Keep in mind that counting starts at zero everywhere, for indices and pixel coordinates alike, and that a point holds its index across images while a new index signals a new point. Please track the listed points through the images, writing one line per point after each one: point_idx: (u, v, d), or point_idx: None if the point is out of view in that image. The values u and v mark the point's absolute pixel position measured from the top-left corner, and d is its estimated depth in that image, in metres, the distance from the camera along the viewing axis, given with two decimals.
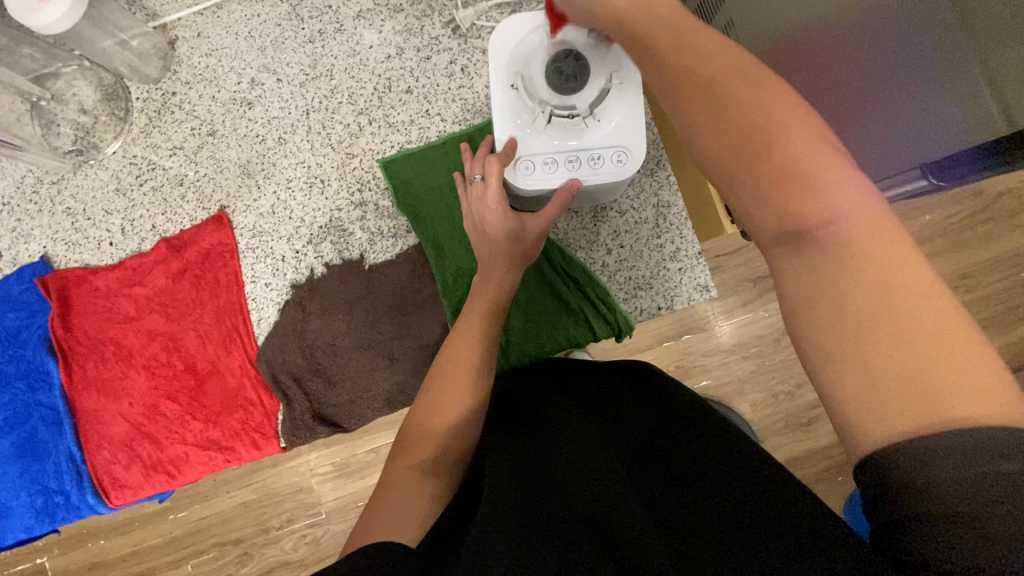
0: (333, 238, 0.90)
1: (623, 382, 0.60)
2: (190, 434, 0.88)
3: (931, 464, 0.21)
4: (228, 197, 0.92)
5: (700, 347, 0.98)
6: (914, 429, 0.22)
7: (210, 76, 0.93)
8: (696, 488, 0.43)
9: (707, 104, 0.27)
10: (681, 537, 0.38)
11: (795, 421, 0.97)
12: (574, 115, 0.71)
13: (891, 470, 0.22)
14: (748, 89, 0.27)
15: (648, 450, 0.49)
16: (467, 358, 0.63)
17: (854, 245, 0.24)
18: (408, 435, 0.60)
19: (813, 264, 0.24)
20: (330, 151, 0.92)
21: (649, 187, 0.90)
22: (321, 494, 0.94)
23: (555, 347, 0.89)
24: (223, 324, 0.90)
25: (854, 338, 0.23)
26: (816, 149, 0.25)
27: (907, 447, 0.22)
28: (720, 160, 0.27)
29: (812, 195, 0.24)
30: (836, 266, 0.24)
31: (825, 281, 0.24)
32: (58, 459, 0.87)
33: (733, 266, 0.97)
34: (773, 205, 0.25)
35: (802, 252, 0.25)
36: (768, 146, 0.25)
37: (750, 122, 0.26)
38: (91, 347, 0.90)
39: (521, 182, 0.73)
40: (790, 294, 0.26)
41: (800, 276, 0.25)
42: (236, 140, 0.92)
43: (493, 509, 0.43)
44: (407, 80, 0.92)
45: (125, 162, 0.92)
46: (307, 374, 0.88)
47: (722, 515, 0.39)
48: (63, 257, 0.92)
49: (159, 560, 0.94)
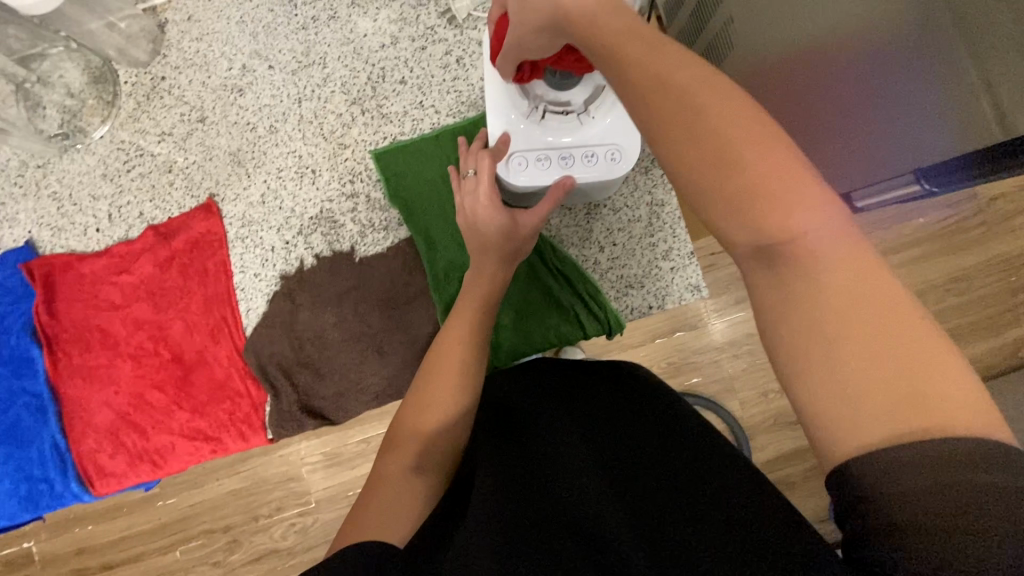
0: (324, 230, 0.90)
1: (598, 377, 0.60)
2: (176, 423, 0.87)
3: (902, 478, 0.21)
4: (217, 185, 0.91)
5: (690, 344, 0.97)
6: (896, 441, 0.21)
7: (200, 61, 0.91)
8: (664, 485, 0.44)
9: (675, 121, 0.25)
10: (651, 529, 0.40)
11: (783, 419, 0.97)
12: (568, 112, 0.71)
13: (859, 480, 0.22)
14: (710, 96, 0.25)
15: (619, 450, 0.49)
16: (455, 358, 0.63)
17: (828, 257, 0.23)
18: (396, 434, 0.59)
19: (779, 278, 0.24)
20: (322, 141, 0.91)
21: (643, 185, 0.90)
22: (310, 484, 0.93)
23: (544, 344, 0.88)
24: (212, 314, 0.89)
25: (832, 351, 0.22)
26: (788, 165, 0.24)
27: (886, 459, 0.21)
28: (688, 179, 0.25)
29: (780, 211, 0.23)
30: (809, 279, 0.23)
31: (803, 293, 0.23)
32: (42, 446, 0.86)
33: (726, 264, 0.96)
34: (746, 218, 0.24)
35: (779, 263, 0.24)
36: (737, 160, 0.24)
37: (713, 132, 0.24)
38: (77, 335, 0.89)
39: (513, 178, 0.73)
40: (768, 310, 0.24)
41: (775, 289, 0.24)
42: (227, 127, 0.91)
43: (484, 509, 0.44)
44: (401, 71, 0.91)
45: (112, 147, 0.91)
46: (295, 366, 0.88)
47: (694, 508, 0.41)
48: (48, 242, 0.91)
49: (150, 545, 0.93)
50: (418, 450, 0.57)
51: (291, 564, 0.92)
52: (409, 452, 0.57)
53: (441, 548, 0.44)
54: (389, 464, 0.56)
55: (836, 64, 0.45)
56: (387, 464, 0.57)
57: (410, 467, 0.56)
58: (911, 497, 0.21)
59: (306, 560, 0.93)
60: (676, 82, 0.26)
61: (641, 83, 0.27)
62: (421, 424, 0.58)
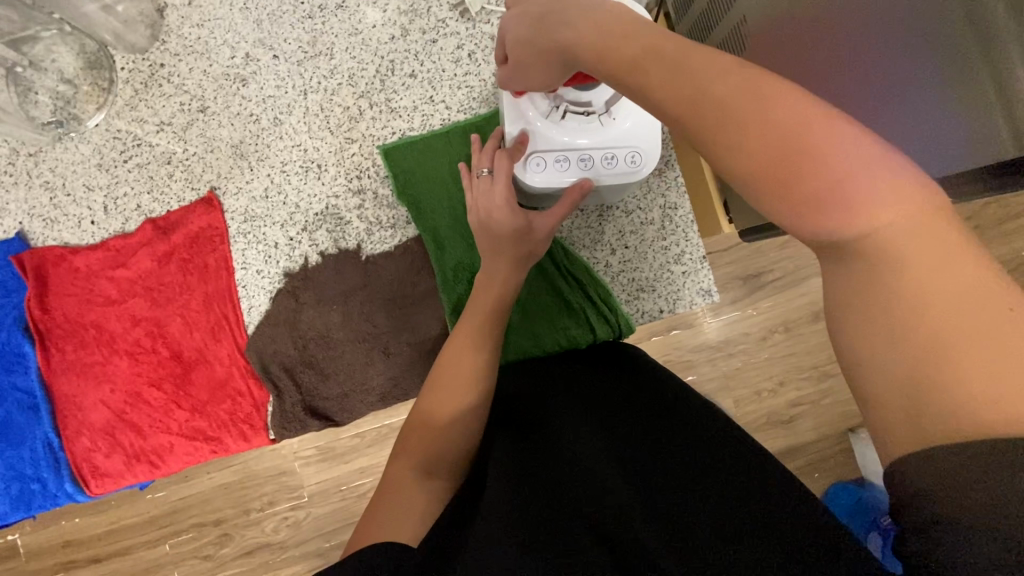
0: (329, 226, 0.86)
1: (621, 377, 0.61)
2: (175, 423, 0.84)
3: (948, 482, 0.22)
4: (219, 178, 0.88)
5: (687, 342, 0.98)
6: (940, 439, 0.22)
7: (201, 49, 0.87)
8: (683, 486, 0.44)
9: (723, 125, 0.25)
10: (665, 520, 0.41)
11: (777, 418, 0.98)
12: (589, 113, 0.70)
13: (908, 480, 0.23)
14: (761, 102, 0.25)
15: (640, 443, 0.50)
16: (469, 361, 0.61)
17: (885, 256, 0.23)
18: (410, 428, 0.58)
19: (846, 270, 0.24)
20: (329, 134, 0.88)
21: (657, 188, 0.89)
22: (304, 478, 0.90)
23: (554, 347, 0.86)
24: (212, 312, 0.86)
25: (876, 351, 0.23)
26: (851, 158, 0.23)
27: (924, 459, 0.22)
28: (745, 186, 0.26)
29: (843, 207, 0.23)
30: (867, 272, 0.24)
31: (855, 294, 0.24)
32: (34, 445, 0.83)
33: (723, 263, 0.97)
34: (808, 219, 0.24)
35: (839, 262, 0.24)
36: (804, 163, 0.24)
37: (778, 138, 0.24)
38: (70, 331, 0.86)
39: (531, 178, 0.71)
40: (832, 308, 0.25)
41: (837, 287, 0.25)
42: (229, 118, 0.88)
43: (501, 493, 0.45)
44: (411, 64, 0.88)
45: (108, 135, 0.87)
46: (299, 366, 0.85)
47: (711, 506, 0.41)
48: (40, 235, 0.87)
49: (137, 539, 0.91)
50: (429, 455, 0.55)
51: (282, 559, 0.91)
52: (417, 453, 0.55)
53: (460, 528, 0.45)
54: (397, 466, 0.55)
55: (864, 74, 0.44)
56: (396, 469, 0.55)
57: (422, 472, 0.54)
58: (963, 498, 0.22)
59: (298, 554, 0.91)
60: (729, 88, 0.26)
61: (697, 94, 0.26)
62: (435, 416, 0.57)
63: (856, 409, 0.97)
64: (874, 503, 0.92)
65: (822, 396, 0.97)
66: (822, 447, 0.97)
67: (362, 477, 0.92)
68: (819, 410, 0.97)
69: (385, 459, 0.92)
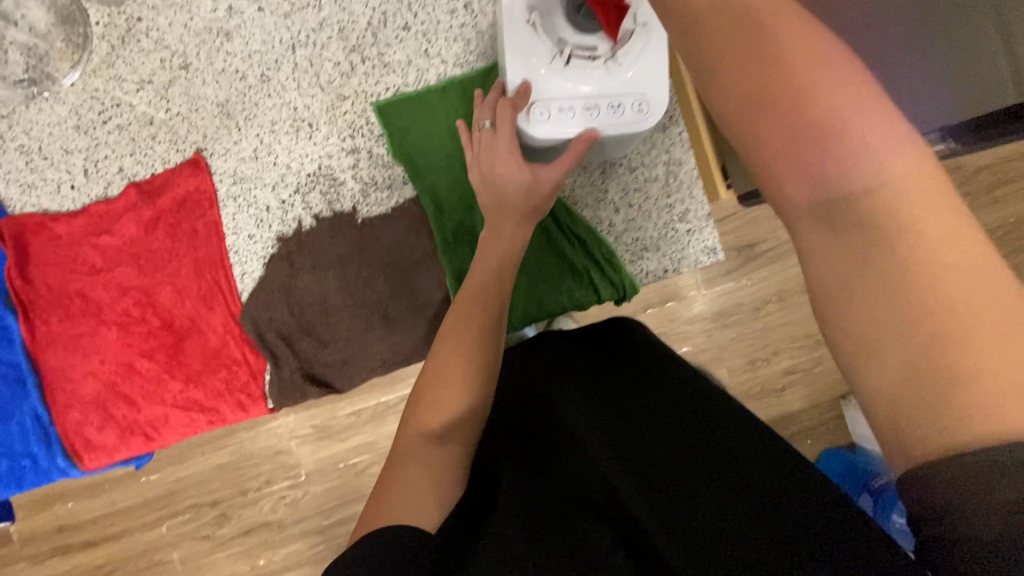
0: (322, 187, 0.83)
1: (602, 338, 0.59)
2: (169, 394, 0.81)
3: (968, 489, 0.20)
4: (205, 139, 0.83)
5: (682, 314, 0.96)
6: (953, 440, 0.21)
7: (181, 1, 0.82)
8: (685, 476, 0.45)
9: (744, 51, 0.24)
10: (668, 515, 0.43)
11: (770, 387, 0.97)
12: (595, 57, 0.67)
13: (934, 490, 0.21)
14: (760, 32, 0.24)
15: (638, 426, 0.50)
16: (473, 319, 0.58)
17: (889, 224, 0.22)
18: (416, 401, 0.54)
19: (839, 241, 0.23)
20: (320, 92, 0.84)
21: (661, 144, 0.86)
22: (300, 457, 0.89)
23: (557, 309, 0.85)
24: (203, 279, 0.83)
25: (875, 325, 0.22)
26: (841, 96, 0.22)
27: (949, 463, 0.21)
28: (754, 127, 0.23)
29: (842, 158, 0.22)
30: (863, 247, 0.22)
31: (849, 261, 0.22)
32: (22, 420, 0.79)
33: (723, 232, 0.95)
34: (799, 170, 0.22)
35: (826, 223, 0.23)
36: (797, 90, 0.22)
37: (776, 69, 0.23)
38: (54, 301, 0.82)
39: (534, 130, 0.68)
40: (815, 267, 0.24)
41: (824, 255, 0.23)
42: (213, 75, 0.83)
43: (512, 498, 0.49)
44: (404, 16, 0.84)
45: (85, 95, 0.82)
46: (296, 333, 0.83)
47: (711, 501, 0.43)
48: (17, 201, 0.83)
49: (132, 523, 0.88)
50: (445, 419, 0.51)
51: (280, 537, 0.89)
52: (433, 417, 0.52)
53: (476, 532, 0.47)
54: (407, 434, 0.51)
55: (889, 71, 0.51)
56: (409, 434, 0.51)
57: (433, 436, 0.50)
58: (976, 497, 0.20)
59: (296, 532, 0.90)
60: (771, 36, 0.23)
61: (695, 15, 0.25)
62: (444, 394, 0.53)
63: None
64: (865, 468, 0.92)
65: (815, 364, 0.97)
66: (816, 414, 0.97)
67: (358, 455, 0.89)
68: (811, 378, 0.97)
69: (382, 436, 0.90)
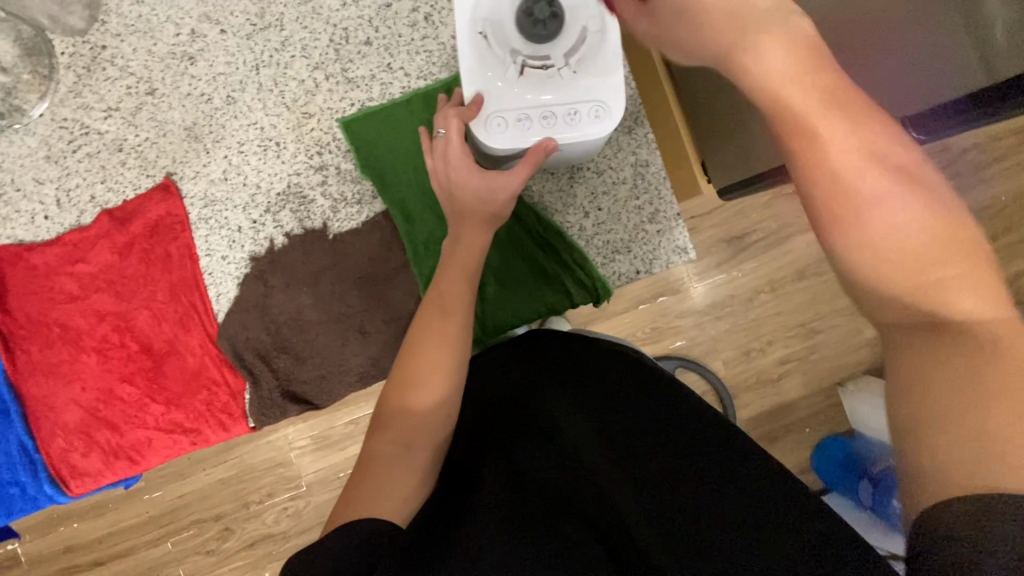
0: (293, 206, 0.84)
1: (596, 351, 0.59)
2: (150, 417, 0.82)
3: (968, 524, 0.23)
4: (174, 163, 0.84)
5: (673, 308, 0.96)
6: (967, 484, 0.23)
7: (144, 27, 0.83)
8: (678, 486, 0.44)
9: (825, 174, 0.27)
10: (662, 523, 0.42)
11: (766, 376, 0.96)
12: (548, 66, 0.64)
13: (945, 523, 0.23)
14: (851, 155, 0.27)
15: (625, 434, 0.49)
16: (444, 329, 0.57)
17: (955, 329, 0.25)
18: (385, 413, 0.54)
19: (914, 338, 0.26)
20: (285, 110, 0.84)
21: (626, 146, 0.86)
22: (300, 468, 0.90)
23: (530, 314, 0.86)
24: (179, 301, 0.83)
25: (921, 394, 0.25)
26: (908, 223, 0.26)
27: (960, 501, 0.23)
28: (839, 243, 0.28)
29: (918, 279, 0.26)
30: (933, 344, 0.26)
31: (921, 346, 0.26)
32: (8, 449, 0.80)
33: (708, 226, 0.94)
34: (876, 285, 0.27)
35: (905, 325, 0.27)
36: (871, 212, 0.27)
37: (859, 188, 0.27)
38: (33, 330, 0.82)
39: (493, 141, 0.66)
40: (893, 347, 0.27)
41: (906, 340, 0.27)
42: (179, 99, 0.83)
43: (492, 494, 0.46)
44: (365, 31, 0.84)
45: (53, 125, 0.83)
46: (273, 351, 0.83)
47: (716, 516, 0.41)
48: None
49: (138, 540, 0.89)
50: (408, 427, 0.52)
51: (286, 548, 0.90)
52: (400, 429, 0.52)
53: (455, 525, 0.43)
54: (376, 441, 0.51)
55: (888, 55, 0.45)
56: (375, 443, 0.52)
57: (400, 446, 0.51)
58: (971, 530, 0.23)
59: (300, 543, 0.90)
60: (856, 164, 0.27)
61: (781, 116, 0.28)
62: (412, 401, 0.53)
63: (845, 364, 0.96)
64: (863, 453, 0.92)
65: (810, 353, 0.96)
66: (813, 401, 0.96)
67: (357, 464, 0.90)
68: (806, 366, 0.96)
69: None
